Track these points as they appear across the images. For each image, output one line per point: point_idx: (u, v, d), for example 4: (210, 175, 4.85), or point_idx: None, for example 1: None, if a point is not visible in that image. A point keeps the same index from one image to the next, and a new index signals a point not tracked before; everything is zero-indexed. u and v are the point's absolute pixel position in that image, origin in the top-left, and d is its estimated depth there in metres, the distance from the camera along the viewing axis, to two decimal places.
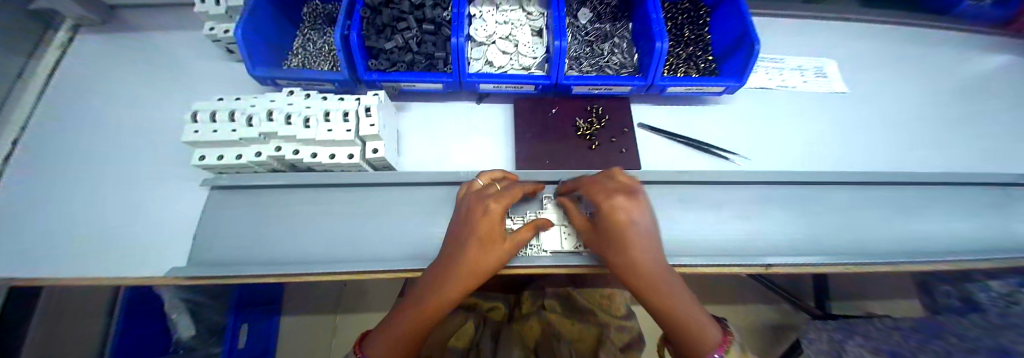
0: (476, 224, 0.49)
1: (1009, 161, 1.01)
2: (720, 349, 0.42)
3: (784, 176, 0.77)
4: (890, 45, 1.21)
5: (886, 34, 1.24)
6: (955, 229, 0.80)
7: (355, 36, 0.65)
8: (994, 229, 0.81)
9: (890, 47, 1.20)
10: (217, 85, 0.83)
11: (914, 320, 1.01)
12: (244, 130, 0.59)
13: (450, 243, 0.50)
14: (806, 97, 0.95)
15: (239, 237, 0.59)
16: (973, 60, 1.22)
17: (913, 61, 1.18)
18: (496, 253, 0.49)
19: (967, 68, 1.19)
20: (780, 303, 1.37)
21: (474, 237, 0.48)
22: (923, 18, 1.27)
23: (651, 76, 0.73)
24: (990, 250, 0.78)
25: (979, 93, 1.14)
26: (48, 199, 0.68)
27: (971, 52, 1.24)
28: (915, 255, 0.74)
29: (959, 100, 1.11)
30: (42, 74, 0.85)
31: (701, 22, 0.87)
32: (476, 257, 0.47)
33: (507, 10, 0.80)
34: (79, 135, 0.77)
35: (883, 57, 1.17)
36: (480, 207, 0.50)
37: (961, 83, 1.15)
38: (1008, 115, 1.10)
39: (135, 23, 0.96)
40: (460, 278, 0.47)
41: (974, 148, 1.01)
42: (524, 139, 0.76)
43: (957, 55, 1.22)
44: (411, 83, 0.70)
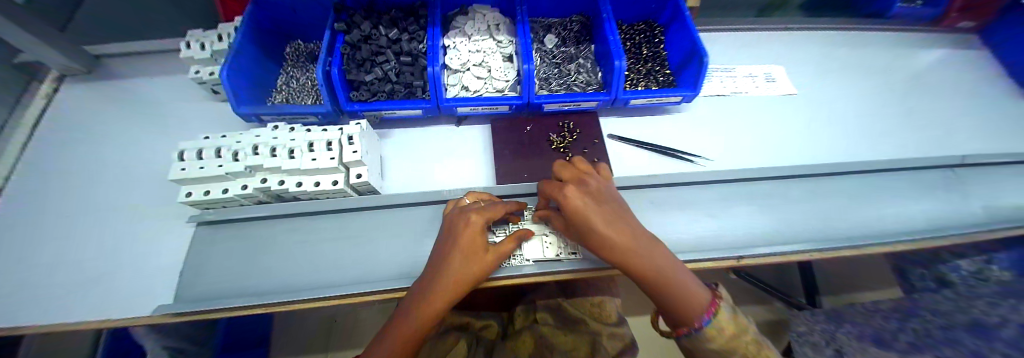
0: (459, 237, 0.51)
1: (952, 144, 1.10)
2: (708, 310, 0.45)
3: (746, 173, 0.83)
4: (832, 50, 1.33)
5: (826, 40, 1.36)
6: (908, 212, 0.86)
7: (337, 71, 0.70)
8: (946, 207, 0.88)
9: (831, 51, 1.32)
10: (202, 124, 0.86)
11: (891, 303, 1.05)
12: (231, 165, 0.61)
13: (436, 258, 0.51)
14: (759, 100, 1.04)
15: (226, 271, 0.60)
16: (908, 56, 1.35)
17: (855, 63, 1.30)
18: (480, 262, 0.51)
19: (903, 64, 1.32)
20: (772, 302, 1.40)
21: (458, 249, 0.50)
22: (858, 23, 1.41)
23: (615, 90, 0.79)
24: (943, 227, 0.84)
25: (917, 85, 1.25)
26: (28, 247, 0.68)
27: (905, 49, 1.37)
28: (876, 237, 0.79)
29: (900, 93, 1.22)
30: (27, 124, 0.87)
31: (656, 41, 0.96)
32: (460, 269, 0.49)
33: (478, 39, 0.87)
34: (62, 181, 0.78)
35: (827, 60, 1.29)
36: (463, 221, 0.52)
37: (899, 78, 1.27)
38: (945, 103, 1.21)
39: (119, 70, 0.99)
40: (448, 290, 0.48)
41: (919, 135, 1.11)
42: (502, 155, 0.80)
43: (893, 54, 1.35)
44: (392, 111, 0.74)
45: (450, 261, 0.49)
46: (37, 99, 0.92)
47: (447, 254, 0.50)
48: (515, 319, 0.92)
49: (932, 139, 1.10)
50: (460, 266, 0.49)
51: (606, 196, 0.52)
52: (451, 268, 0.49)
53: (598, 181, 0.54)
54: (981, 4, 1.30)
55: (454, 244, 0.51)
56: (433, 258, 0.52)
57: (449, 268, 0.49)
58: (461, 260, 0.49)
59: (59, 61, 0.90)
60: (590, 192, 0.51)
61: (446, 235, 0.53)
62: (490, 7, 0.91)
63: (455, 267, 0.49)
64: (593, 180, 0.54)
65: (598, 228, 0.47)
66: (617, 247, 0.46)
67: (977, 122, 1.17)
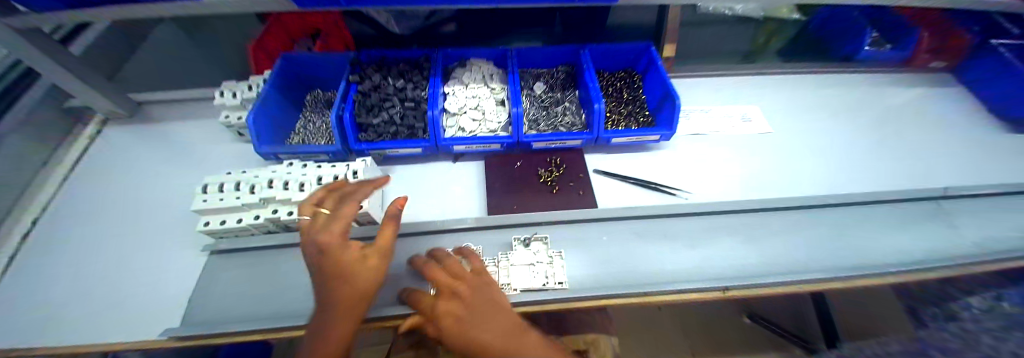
0: (325, 259, 0.49)
1: (943, 176, 1.10)
2: None
3: (727, 206, 0.87)
4: (811, 87, 1.41)
5: (807, 79, 1.43)
6: (897, 243, 0.87)
7: (348, 116, 0.80)
8: (933, 238, 0.88)
9: (814, 89, 1.38)
10: (225, 162, 0.95)
11: (900, 341, 1.01)
12: (247, 197, 0.68)
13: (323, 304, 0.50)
14: (736, 138, 1.11)
15: (230, 297, 0.64)
16: (889, 93, 1.39)
17: (835, 99, 1.37)
18: (361, 268, 0.51)
19: (888, 102, 1.36)
20: (791, 348, 1.30)
21: (331, 269, 0.48)
22: (834, 65, 1.49)
23: (596, 130, 0.87)
24: (935, 259, 0.83)
25: (901, 119, 1.29)
26: (52, 275, 0.73)
27: (886, 87, 1.41)
28: (864, 268, 0.80)
29: (882, 127, 1.26)
30: (70, 162, 0.97)
31: (635, 86, 1.06)
32: (344, 284, 0.48)
33: (475, 86, 0.98)
34: (93, 213, 0.85)
35: (811, 99, 1.34)
36: (320, 241, 0.50)
37: (881, 113, 1.31)
38: (931, 137, 1.23)
39: (158, 114, 1.11)
40: (342, 309, 0.47)
41: (905, 167, 1.13)
42: (494, 189, 0.86)
43: (874, 92, 1.40)
44: (394, 149, 0.83)
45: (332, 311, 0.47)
46: (81, 140, 1.03)
47: (325, 301, 0.47)
48: None
49: (919, 171, 1.12)
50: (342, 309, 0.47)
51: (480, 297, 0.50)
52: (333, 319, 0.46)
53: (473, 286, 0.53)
54: (950, 46, 1.41)
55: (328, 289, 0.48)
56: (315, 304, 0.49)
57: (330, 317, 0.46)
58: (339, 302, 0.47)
59: (107, 106, 1.03)
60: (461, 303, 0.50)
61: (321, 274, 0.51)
62: (486, 60, 1.04)
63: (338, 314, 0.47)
64: (466, 287, 0.53)
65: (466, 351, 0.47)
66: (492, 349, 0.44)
67: (966, 153, 1.18)
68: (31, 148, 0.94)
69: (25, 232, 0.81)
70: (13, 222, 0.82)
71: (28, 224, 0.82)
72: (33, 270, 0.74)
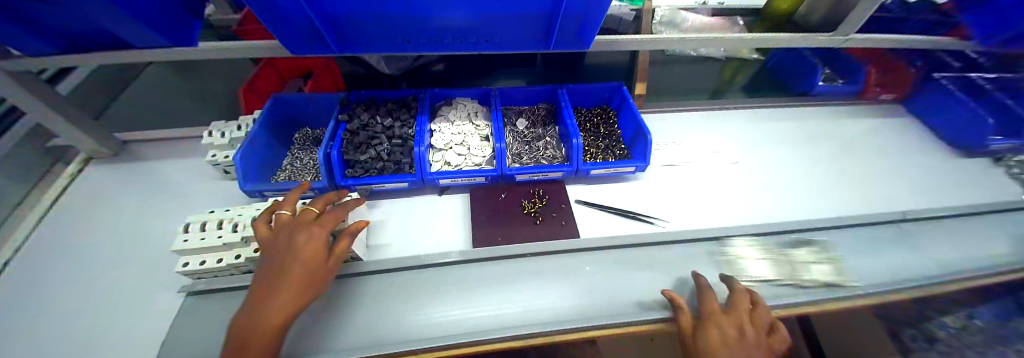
0: (293, 249, 0.56)
1: (902, 200, 1.18)
2: None
3: (703, 233, 0.91)
4: (776, 119, 1.52)
5: (770, 112, 1.55)
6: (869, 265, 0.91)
7: (336, 153, 0.83)
8: (900, 260, 0.92)
9: (778, 122, 1.50)
10: (210, 199, 0.95)
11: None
12: (231, 236, 0.68)
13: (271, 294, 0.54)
14: (709, 169, 1.19)
15: (202, 342, 0.61)
16: (846, 123, 1.51)
17: (798, 129, 1.48)
18: (317, 266, 0.56)
19: (843, 131, 1.48)
20: None
21: (294, 259, 0.54)
22: (792, 99, 1.63)
23: (576, 162, 0.92)
24: (903, 279, 0.87)
25: (857, 148, 1.40)
26: (10, 324, 0.69)
27: (842, 117, 1.54)
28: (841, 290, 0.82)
29: (842, 155, 1.36)
30: (46, 201, 0.95)
31: (611, 121, 1.14)
32: (298, 275, 0.53)
33: (460, 123, 1.03)
34: (66, 254, 0.82)
35: (776, 131, 1.45)
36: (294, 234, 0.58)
37: (839, 142, 1.42)
38: (886, 163, 1.34)
39: (143, 152, 1.11)
40: (288, 296, 0.51)
41: (866, 193, 1.21)
42: (478, 221, 0.88)
43: (831, 122, 1.52)
44: (380, 184, 0.85)
45: (276, 298, 0.50)
46: (61, 179, 1.01)
47: (276, 290, 0.51)
48: None
49: (881, 196, 1.20)
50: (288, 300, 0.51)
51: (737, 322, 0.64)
52: (275, 307, 0.50)
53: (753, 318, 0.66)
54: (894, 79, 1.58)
55: (282, 275, 0.53)
56: (257, 291, 0.52)
57: (273, 306, 0.50)
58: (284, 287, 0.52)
59: (92, 144, 1.03)
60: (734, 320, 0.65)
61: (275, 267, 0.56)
62: (470, 99, 1.11)
63: (281, 298, 0.51)
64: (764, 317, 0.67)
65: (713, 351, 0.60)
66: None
67: (920, 176, 1.28)
68: (5, 187, 0.92)
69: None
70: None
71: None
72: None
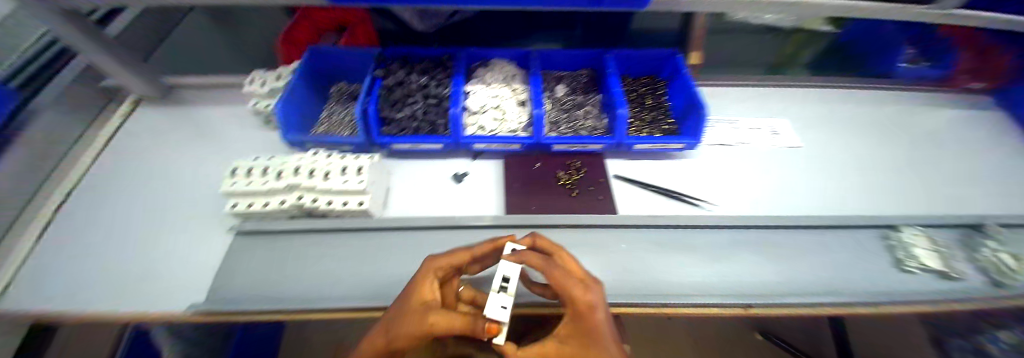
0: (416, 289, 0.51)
1: (993, 203, 1.02)
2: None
3: (750, 220, 0.84)
4: (846, 101, 1.34)
5: (842, 93, 1.36)
6: (934, 272, 0.81)
7: (372, 109, 0.81)
8: (976, 270, 0.82)
9: (850, 105, 1.32)
10: (252, 147, 0.98)
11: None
12: (275, 182, 0.70)
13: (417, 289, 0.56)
14: (764, 151, 1.08)
15: (253, 280, 0.66)
16: (936, 111, 1.30)
17: (872, 113, 1.30)
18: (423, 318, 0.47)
19: (930, 119, 1.28)
20: None
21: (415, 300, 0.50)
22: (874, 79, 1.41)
23: (619, 135, 0.86)
24: (975, 290, 0.78)
25: (945, 140, 1.21)
26: (85, 248, 0.76)
27: (932, 103, 1.33)
28: (895, 295, 0.76)
29: (924, 146, 1.19)
30: (101, 139, 1.02)
31: (660, 92, 1.05)
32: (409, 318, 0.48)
33: (496, 86, 0.98)
34: (122, 192, 0.88)
35: (846, 115, 1.28)
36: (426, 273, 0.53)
37: (923, 132, 1.23)
38: (978, 159, 1.15)
39: (190, 98, 1.15)
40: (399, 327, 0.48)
41: (949, 191, 1.05)
42: (511, 189, 0.86)
43: (918, 108, 1.31)
44: (415, 144, 0.83)
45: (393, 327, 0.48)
46: (115, 118, 1.07)
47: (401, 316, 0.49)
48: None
49: (968, 197, 1.04)
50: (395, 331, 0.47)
51: (583, 306, 0.47)
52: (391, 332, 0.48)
53: (585, 288, 0.49)
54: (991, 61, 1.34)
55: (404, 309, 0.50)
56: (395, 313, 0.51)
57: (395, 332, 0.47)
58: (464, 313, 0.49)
59: (139, 85, 1.07)
60: (586, 325, 0.47)
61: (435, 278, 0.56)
62: (508, 61, 1.04)
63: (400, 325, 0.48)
64: (589, 292, 0.48)
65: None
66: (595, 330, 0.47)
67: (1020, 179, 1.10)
68: (70, 122, 0.98)
69: (59, 204, 0.85)
70: (49, 194, 0.86)
71: (62, 197, 0.86)
72: (60, 244, 0.77)
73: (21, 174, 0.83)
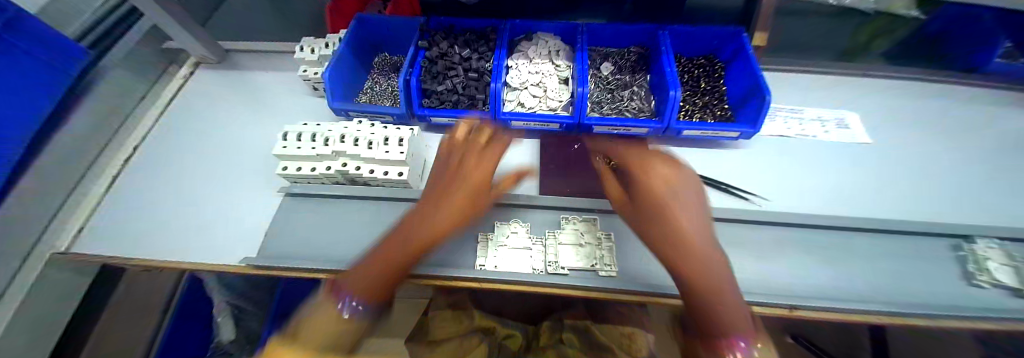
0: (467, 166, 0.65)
1: None
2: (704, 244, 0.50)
3: (806, 218, 0.78)
4: (932, 96, 1.17)
5: (925, 86, 1.20)
6: (1006, 287, 0.72)
7: (415, 81, 0.81)
8: None
9: (931, 100, 1.17)
10: (298, 114, 1.02)
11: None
12: (321, 148, 0.71)
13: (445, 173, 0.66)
14: (826, 146, 0.99)
15: (300, 237, 0.70)
16: None
17: (961, 110, 1.14)
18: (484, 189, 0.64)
19: None
20: None
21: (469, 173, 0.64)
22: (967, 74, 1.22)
23: (667, 119, 0.81)
24: None
25: None
26: (149, 200, 0.84)
27: None
28: (960, 310, 0.69)
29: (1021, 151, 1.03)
30: (161, 100, 1.08)
31: (716, 75, 0.99)
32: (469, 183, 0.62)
33: (539, 62, 0.95)
34: (175, 148, 0.95)
35: (927, 110, 1.13)
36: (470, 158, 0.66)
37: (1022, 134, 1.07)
38: None
39: (241, 62, 1.19)
40: (466, 188, 0.61)
41: None
42: (548, 170, 0.84)
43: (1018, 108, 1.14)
44: (454, 119, 0.83)
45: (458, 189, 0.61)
46: (175, 79, 1.14)
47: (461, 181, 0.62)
48: (540, 334, 0.97)
49: None
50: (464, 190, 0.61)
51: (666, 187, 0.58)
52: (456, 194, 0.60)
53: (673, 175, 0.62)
54: None
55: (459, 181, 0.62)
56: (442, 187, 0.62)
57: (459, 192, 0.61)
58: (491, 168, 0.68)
59: (200, 50, 1.11)
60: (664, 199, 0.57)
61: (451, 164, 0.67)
62: (553, 35, 0.99)
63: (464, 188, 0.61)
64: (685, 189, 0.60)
65: (726, 311, 0.41)
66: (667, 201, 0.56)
67: None
68: (133, 80, 1.04)
69: (128, 155, 0.94)
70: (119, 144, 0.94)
71: (131, 150, 0.95)
72: (127, 192, 0.86)
73: (93, 127, 0.91)
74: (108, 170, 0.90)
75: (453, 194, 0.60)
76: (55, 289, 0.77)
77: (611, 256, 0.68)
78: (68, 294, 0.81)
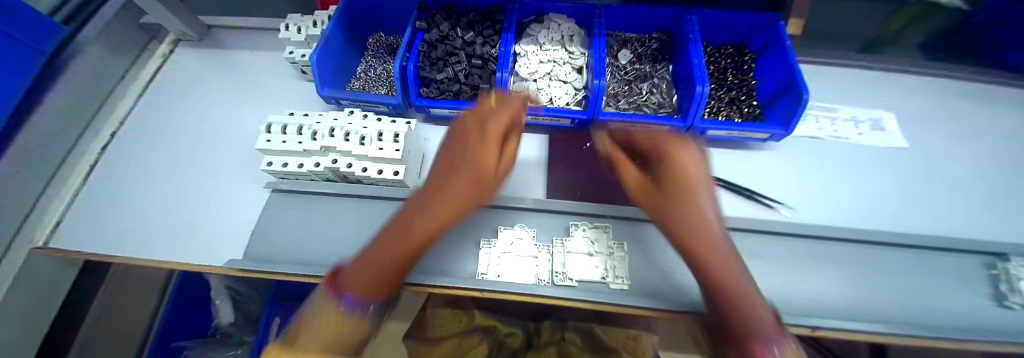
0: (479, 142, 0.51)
1: None
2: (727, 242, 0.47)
3: (834, 230, 0.72)
4: (979, 95, 1.07)
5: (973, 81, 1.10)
6: None
7: (412, 67, 0.72)
8: None
9: (977, 97, 1.06)
10: (287, 98, 0.94)
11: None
12: (308, 143, 0.65)
13: (460, 132, 0.53)
14: (857, 148, 0.91)
15: (291, 238, 0.66)
16: None
17: (1010, 110, 1.03)
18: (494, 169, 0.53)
19: None
20: None
21: (479, 149, 0.51)
22: None
23: (690, 118, 0.74)
24: None
25: None
26: (130, 193, 0.81)
27: None
28: (986, 334, 0.64)
29: None
30: (141, 82, 1.01)
31: (746, 67, 0.90)
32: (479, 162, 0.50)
33: (550, 49, 0.86)
34: (157, 133, 0.91)
35: (971, 109, 1.04)
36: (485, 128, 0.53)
37: None
38: None
39: (226, 40, 1.10)
40: (473, 171, 0.49)
41: None
42: (556, 170, 0.78)
43: None
44: (455, 110, 0.75)
45: (464, 172, 0.49)
46: (155, 58, 1.06)
47: (471, 160, 0.50)
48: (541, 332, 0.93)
49: None
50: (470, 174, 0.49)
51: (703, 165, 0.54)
52: (461, 178, 0.49)
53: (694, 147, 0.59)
54: None
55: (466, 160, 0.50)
56: (449, 162, 0.51)
57: (461, 178, 0.49)
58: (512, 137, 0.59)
59: (180, 27, 1.01)
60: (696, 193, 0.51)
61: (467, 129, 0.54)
62: (566, 17, 0.89)
63: (468, 169, 0.49)
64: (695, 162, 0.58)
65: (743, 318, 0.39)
66: (700, 199, 0.50)
67: None
68: (112, 58, 0.95)
69: (105, 142, 0.90)
70: (95, 130, 0.90)
71: (107, 137, 0.91)
72: (103, 186, 0.83)
73: (73, 112, 0.84)
74: (82, 162, 0.85)
75: (460, 174, 0.49)
76: (40, 278, 0.77)
77: (623, 267, 0.64)
78: (45, 287, 0.78)
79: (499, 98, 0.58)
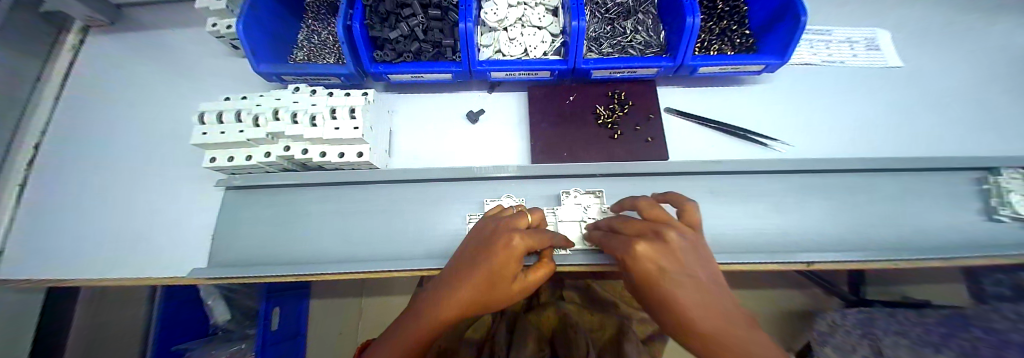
0: (486, 259, 0.42)
1: None
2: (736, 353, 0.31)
3: (835, 162, 0.68)
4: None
5: None
6: None
7: (359, 26, 0.61)
8: None
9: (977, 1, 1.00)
10: (226, 81, 0.82)
11: (951, 308, 0.86)
12: (250, 131, 0.56)
13: (473, 243, 0.46)
14: (855, 72, 0.85)
15: (255, 238, 0.60)
16: None
17: (1003, 16, 0.97)
18: (506, 291, 0.44)
19: None
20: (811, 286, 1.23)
21: (486, 268, 0.42)
22: None
23: (681, 56, 0.66)
24: None
25: None
26: (72, 209, 0.72)
27: None
28: (980, 249, 0.64)
29: None
30: (56, 83, 0.86)
31: None
32: (480, 280, 0.42)
33: None
34: (88, 139, 0.80)
35: (969, 14, 0.98)
36: (502, 239, 0.43)
37: None
38: None
39: (146, 21, 0.94)
40: (473, 291, 0.43)
41: None
42: (541, 130, 0.71)
43: None
44: (418, 74, 0.66)
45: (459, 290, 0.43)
46: (64, 51, 0.90)
47: (466, 274, 0.43)
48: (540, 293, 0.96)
49: None
50: (467, 293, 0.42)
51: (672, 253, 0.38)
52: (456, 297, 0.43)
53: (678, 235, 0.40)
54: None
55: (469, 270, 0.43)
56: (450, 279, 0.45)
57: (450, 297, 0.43)
58: (543, 262, 0.48)
59: (84, 11, 0.85)
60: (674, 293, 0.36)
61: (484, 237, 0.46)
62: None
63: (470, 287, 0.43)
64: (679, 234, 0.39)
65: None
66: (684, 302, 0.35)
67: None
68: (23, 58, 0.80)
69: (31, 154, 0.79)
70: (15, 143, 0.78)
71: (31, 148, 0.79)
72: (41, 207, 0.73)
73: None
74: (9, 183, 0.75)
75: (459, 290, 0.43)
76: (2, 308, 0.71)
77: None
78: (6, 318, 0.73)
79: (528, 218, 0.48)
